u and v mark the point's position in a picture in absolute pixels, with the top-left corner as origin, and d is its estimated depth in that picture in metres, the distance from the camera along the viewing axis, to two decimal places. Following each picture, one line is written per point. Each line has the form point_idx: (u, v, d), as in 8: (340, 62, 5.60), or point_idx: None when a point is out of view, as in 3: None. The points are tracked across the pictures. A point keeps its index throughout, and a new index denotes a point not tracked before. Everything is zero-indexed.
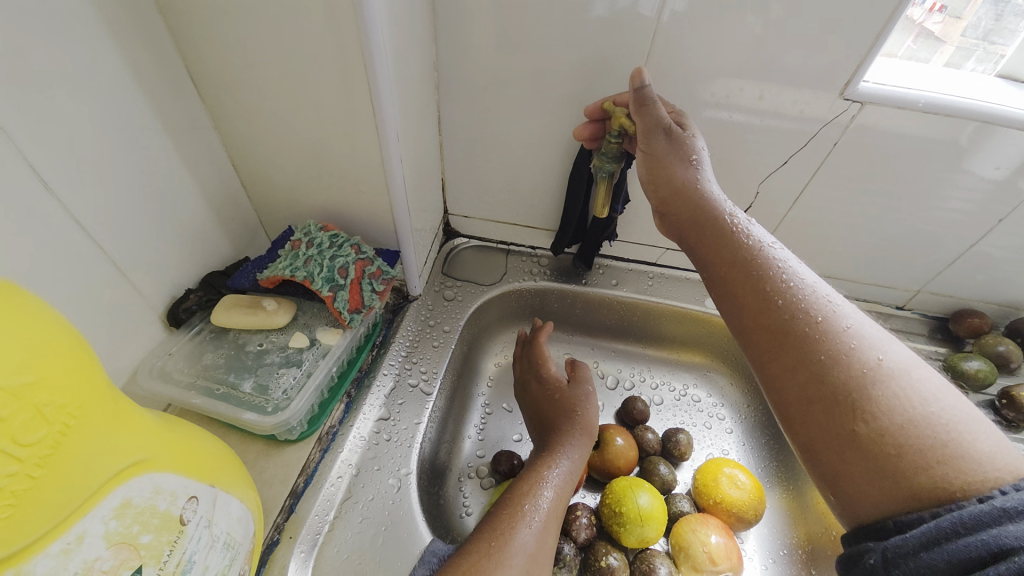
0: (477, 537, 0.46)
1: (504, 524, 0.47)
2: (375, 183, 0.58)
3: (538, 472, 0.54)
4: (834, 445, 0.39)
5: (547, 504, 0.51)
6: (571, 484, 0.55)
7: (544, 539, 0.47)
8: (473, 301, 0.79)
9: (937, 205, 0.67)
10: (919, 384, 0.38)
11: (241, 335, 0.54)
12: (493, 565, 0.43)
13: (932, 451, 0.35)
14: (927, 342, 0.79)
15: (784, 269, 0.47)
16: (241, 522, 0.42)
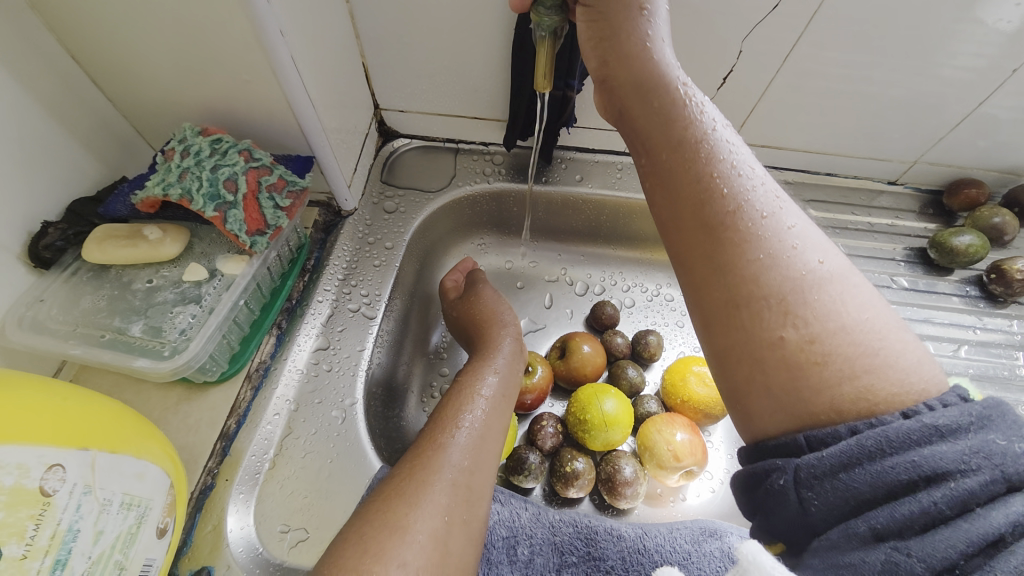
0: (402, 459, 0.44)
1: (430, 443, 0.44)
2: (255, 71, 0.46)
3: (464, 387, 0.51)
4: (751, 359, 0.34)
5: (479, 416, 0.48)
6: (504, 391, 0.52)
7: (479, 451, 0.45)
8: (418, 212, 0.69)
9: (948, 57, 0.56)
10: (851, 296, 0.34)
11: (126, 271, 0.47)
12: (416, 485, 0.40)
13: (854, 361, 0.31)
14: (916, 219, 0.72)
15: (729, 152, 0.38)
16: (147, 477, 0.39)
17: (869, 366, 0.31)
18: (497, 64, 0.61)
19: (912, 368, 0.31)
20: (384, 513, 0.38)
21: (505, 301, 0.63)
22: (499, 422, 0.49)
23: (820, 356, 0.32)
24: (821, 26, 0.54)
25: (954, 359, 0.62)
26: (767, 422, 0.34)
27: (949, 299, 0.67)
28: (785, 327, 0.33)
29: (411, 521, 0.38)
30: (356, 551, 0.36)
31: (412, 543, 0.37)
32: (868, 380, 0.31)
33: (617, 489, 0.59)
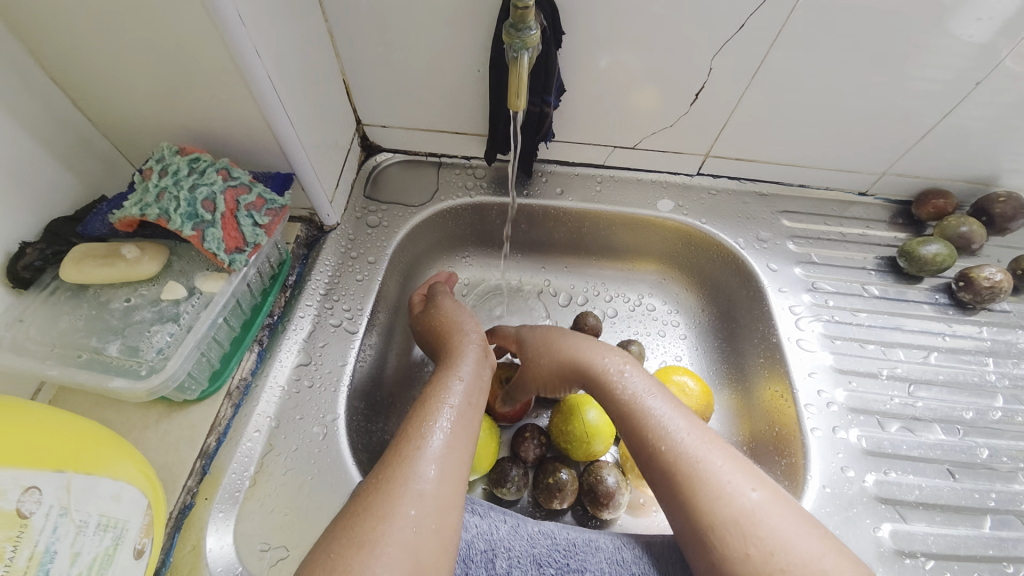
0: (372, 471, 0.44)
1: (398, 456, 0.44)
2: (234, 92, 0.47)
3: (431, 396, 0.50)
4: (720, 541, 0.40)
5: (447, 425, 0.47)
6: (472, 398, 0.52)
7: (451, 461, 0.45)
8: (401, 226, 0.70)
9: (910, 73, 0.58)
10: (750, 478, 0.42)
11: (104, 291, 0.47)
12: (385, 500, 0.41)
13: (784, 530, 0.40)
14: (887, 229, 0.74)
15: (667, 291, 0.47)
16: (124, 498, 0.39)
17: (793, 537, 0.39)
18: (476, 81, 0.63)
19: (822, 537, 0.40)
20: (355, 529, 0.39)
21: (466, 311, 0.63)
22: (468, 429, 0.49)
23: (783, 563, 0.38)
24: (787, 45, 0.56)
25: (924, 366, 0.64)
26: (724, 522, 0.41)
27: (920, 307, 0.69)
28: (731, 503, 0.41)
29: (381, 536, 0.39)
30: (324, 568, 0.37)
31: (383, 558, 0.38)
32: (799, 554, 0.38)
33: (599, 499, 0.59)
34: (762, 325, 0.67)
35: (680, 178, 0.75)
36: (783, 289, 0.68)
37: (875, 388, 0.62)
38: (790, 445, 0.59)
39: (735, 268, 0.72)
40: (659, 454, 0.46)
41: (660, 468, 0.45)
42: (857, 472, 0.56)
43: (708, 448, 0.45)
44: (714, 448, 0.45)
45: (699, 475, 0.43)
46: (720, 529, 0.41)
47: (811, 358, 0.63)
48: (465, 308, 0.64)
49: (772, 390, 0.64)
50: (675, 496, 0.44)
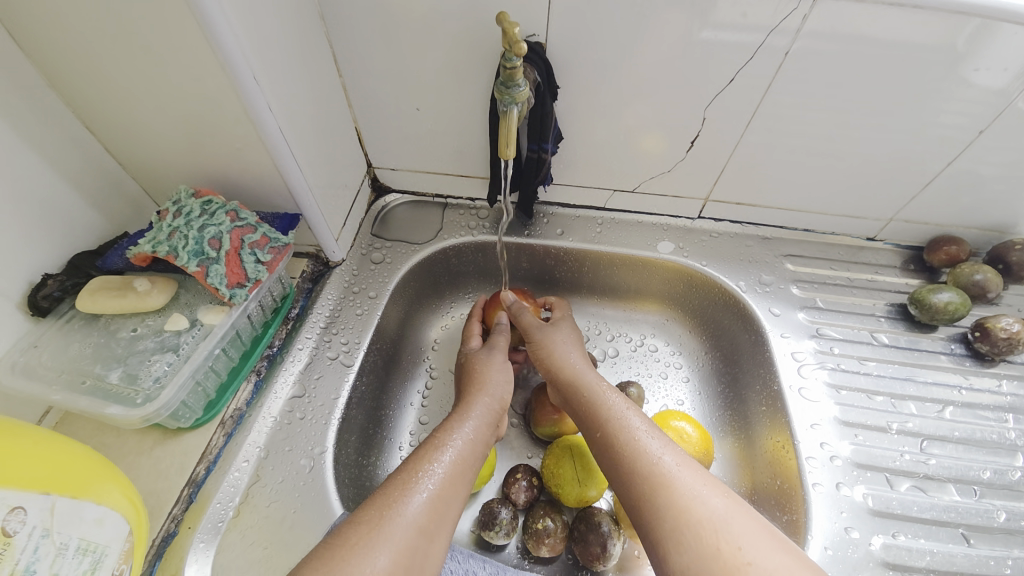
0: (362, 509, 0.45)
1: (392, 498, 0.45)
2: (248, 141, 0.51)
3: (437, 443, 0.52)
4: (692, 537, 0.43)
5: (444, 474, 0.49)
6: (473, 451, 0.53)
7: (439, 511, 0.46)
8: (404, 263, 0.72)
9: (910, 120, 0.58)
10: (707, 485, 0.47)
11: (114, 320, 0.50)
12: (374, 539, 0.42)
13: (749, 533, 0.43)
14: (898, 274, 0.73)
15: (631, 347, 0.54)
16: (106, 522, 0.40)
17: (756, 541, 0.43)
18: (478, 128, 0.66)
19: (785, 546, 0.43)
20: (338, 562, 0.39)
21: (506, 367, 0.63)
22: (462, 482, 0.50)
23: (750, 558, 0.41)
24: (777, 97, 0.58)
25: (940, 422, 0.60)
26: (697, 519, 0.44)
27: (936, 357, 0.66)
28: (703, 505, 0.45)
29: (362, 574, 0.39)
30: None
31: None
32: (766, 558, 0.41)
33: (589, 549, 0.57)
34: (765, 371, 0.65)
35: (681, 222, 0.77)
36: (786, 334, 0.66)
37: (885, 444, 0.58)
38: (792, 499, 0.56)
39: (737, 311, 0.71)
40: (636, 465, 0.50)
41: (635, 480, 0.49)
42: (862, 534, 0.52)
43: (683, 464, 0.49)
44: (689, 465, 0.49)
45: (671, 482, 0.47)
46: (690, 529, 0.44)
47: (815, 408, 0.60)
48: (500, 360, 0.64)
49: (775, 441, 0.61)
50: (648, 502, 0.47)
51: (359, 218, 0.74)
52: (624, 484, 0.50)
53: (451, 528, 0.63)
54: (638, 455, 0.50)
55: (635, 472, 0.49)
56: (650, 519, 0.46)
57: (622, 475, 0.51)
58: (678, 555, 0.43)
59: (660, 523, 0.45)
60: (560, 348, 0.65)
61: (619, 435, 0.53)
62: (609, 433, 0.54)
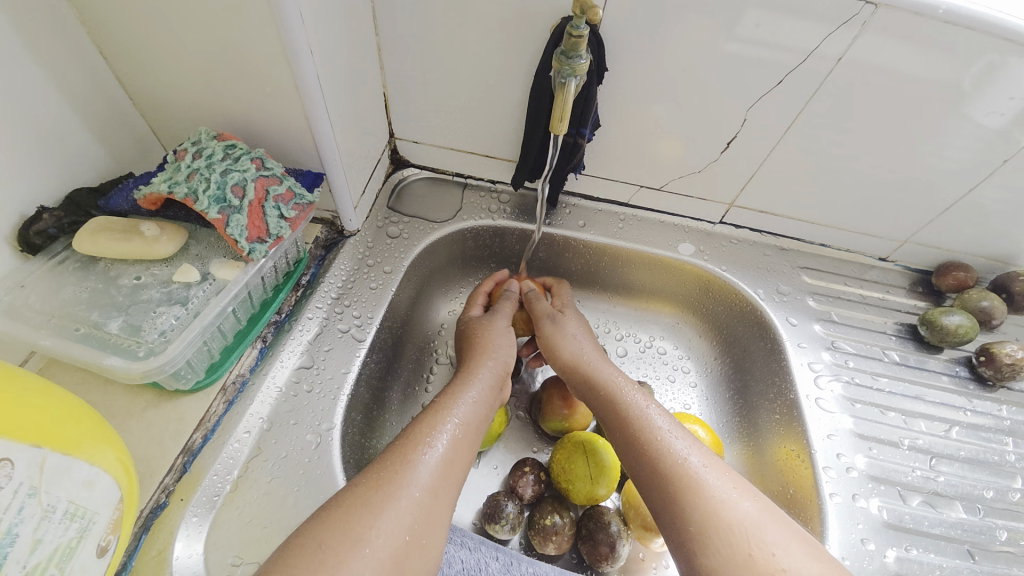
0: (368, 469, 0.44)
1: (398, 458, 0.45)
2: (278, 85, 0.47)
3: (442, 406, 0.51)
4: (723, 542, 0.42)
5: (450, 436, 0.48)
6: (478, 415, 0.53)
7: (447, 474, 0.46)
8: (421, 240, 0.69)
9: (927, 152, 0.59)
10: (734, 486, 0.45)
11: (115, 266, 0.45)
12: (382, 498, 0.41)
13: (781, 538, 0.42)
14: (907, 296, 0.73)
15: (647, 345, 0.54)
16: (97, 487, 0.36)
17: (789, 548, 0.41)
18: (513, 107, 0.63)
19: (816, 554, 0.42)
20: (348, 523, 0.39)
21: (508, 333, 0.64)
22: (467, 446, 0.49)
23: (784, 565, 0.40)
24: (823, 107, 0.57)
25: (946, 440, 0.62)
26: (728, 524, 0.42)
27: (939, 377, 0.67)
28: (734, 509, 0.43)
29: (373, 535, 0.39)
30: (313, 559, 0.37)
31: (369, 558, 0.38)
32: (800, 566, 0.40)
33: (598, 549, 0.56)
34: (780, 380, 0.65)
35: (703, 225, 0.75)
36: (802, 344, 0.67)
37: (896, 459, 0.59)
38: (806, 510, 0.56)
39: (753, 319, 0.70)
40: (660, 463, 0.48)
41: (661, 478, 0.47)
42: (877, 545, 0.53)
43: (710, 463, 0.47)
44: (716, 465, 0.47)
45: (699, 484, 0.45)
46: (721, 533, 0.42)
47: (831, 419, 0.61)
48: (501, 324, 0.65)
49: (786, 448, 0.62)
50: (676, 504, 0.45)
51: (376, 188, 0.70)
52: (647, 482, 0.48)
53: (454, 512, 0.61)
54: (664, 453, 0.48)
55: (659, 470, 0.47)
56: (676, 520, 0.44)
57: (645, 473, 0.48)
58: (706, 559, 0.42)
59: (688, 525, 0.43)
60: (567, 342, 0.62)
61: (642, 431, 0.51)
62: (631, 430, 0.51)
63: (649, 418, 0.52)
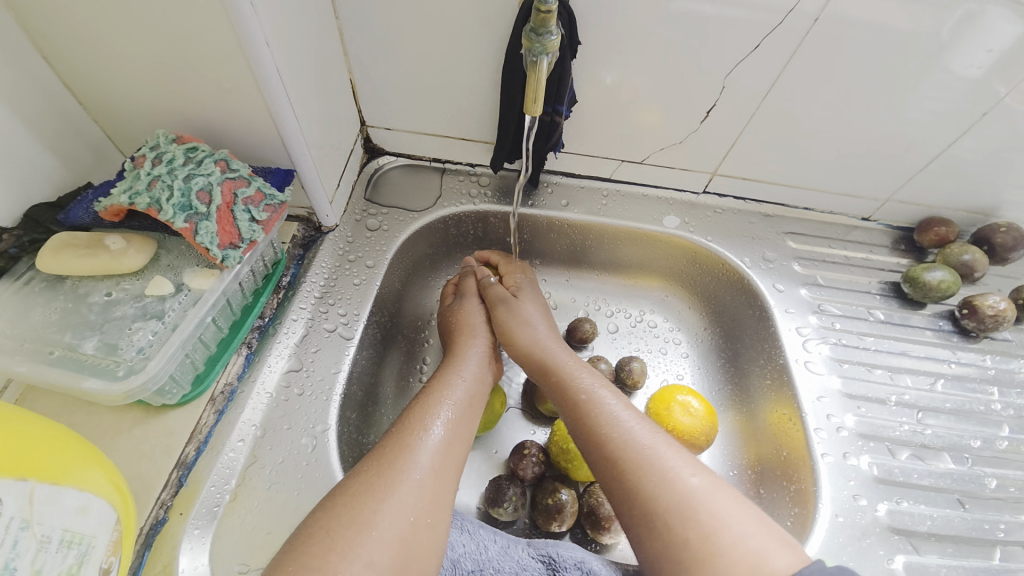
0: (369, 455, 0.45)
1: (396, 443, 0.45)
2: (238, 80, 0.45)
3: (435, 389, 0.52)
4: (664, 521, 0.43)
5: (445, 418, 0.48)
6: (472, 395, 0.53)
7: (448, 453, 0.46)
8: (402, 230, 0.67)
9: (908, 107, 0.58)
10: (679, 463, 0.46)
11: (83, 283, 0.43)
12: (384, 483, 0.42)
13: (724, 510, 0.42)
14: (889, 254, 0.74)
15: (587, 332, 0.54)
16: (92, 511, 0.35)
17: (730, 523, 0.41)
18: (487, 87, 0.61)
19: (759, 527, 0.41)
20: (352, 509, 0.40)
21: (483, 312, 0.64)
22: (467, 425, 0.50)
23: (717, 543, 0.40)
24: (802, 69, 0.56)
25: (932, 394, 0.63)
26: (665, 505, 0.43)
27: (923, 332, 0.68)
28: (674, 491, 0.43)
29: (379, 518, 0.40)
30: (322, 548, 0.38)
31: (376, 541, 0.39)
32: (736, 541, 0.40)
33: (602, 523, 0.56)
34: (770, 346, 0.66)
35: (687, 196, 0.74)
36: (790, 309, 0.67)
37: (884, 415, 0.61)
38: (799, 471, 0.58)
39: (741, 288, 0.71)
40: (607, 446, 0.48)
41: (606, 461, 0.48)
42: (869, 500, 0.55)
43: (652, 446, 0.47)
44: (659, 445, 0.47)
45: (641, 466, 0.46)
46: (659, 514, 0.43)
47: (820, 381, 0.62)
48: (473, 304, 0.64)
49: (778, 412, 0.63)
50: (621, 485, 0.46)
51: (352, 181, 0.68)
52: (597, 466, 0.49)
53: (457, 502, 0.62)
54: (610, 439, 0.48)
55: (607, 455, 0.48)
56: (624, 502, 0.46)
57: (594, 458, 0.49)
58: (649, 539, 0.43)
59: (635, 504, 0.45)
60: (517, 323, 0.61)
61: (591, 417, 0.51)
62: (581, 417, 0.51)
63: (599, 402, 0.51)
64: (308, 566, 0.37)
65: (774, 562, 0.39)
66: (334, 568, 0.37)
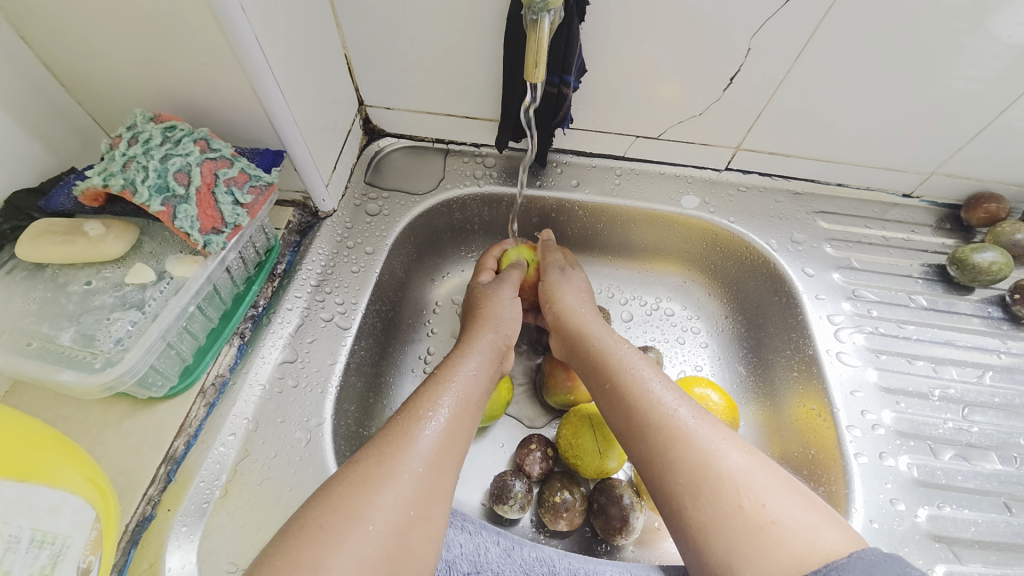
0: (368, 444, 0.42)
1: (397, 432, 0.42)
2: (215, 52, 0.42)
3: (441, 378, 0.49)
4: (709, 503, 0.40)
5: (449, 406, 0.45)
6: (479, 386, 0.50)
7: (448, 443, 0.43)
8: (402, 215, 0.64)
9: (954, 72, 0.52)
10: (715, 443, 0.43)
11: (63, 271, 0.42)
12: (383, 474, 0.39)
13: (768, 492, 0.40)
14: (933, 234, 0.67)
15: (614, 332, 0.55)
16: (65, 510, 0.34)
17: (780, 498, 0.39)
18: (488, 58, 0.56)
19: (808, 501, 0.40)
20: (346, 500, 0.37)
21: (514, 305, 0.60)
22: (470, 416, 0.47)
23: (774, 515, 0.38)
24: (838, 27, 0.49)
25: (979, 387, 0.58)
26: (717, 474, 0.41)
27: (969, 320, 0.62)
28: (723, 460, 0.41)
29: (375, 510, 0.37)
30: (312, 542, 0.35)
31: (371, 535, 0.36)
32: (790, 516, 0.38)
33: (612, 523, 0.53)
34: (797, 335, 0.61)
35: (707, 173, 0.69)
36: (821, 296, 0.62)
37: (925, 411, 0.56)
38: (829, 471, 0.54)
39: (766, 273, 0.65)
40: (649, 415, 0.46)
41: (646, 430, 0.46)
42: (908, 505, 0.50)
43: (700, 416, 0.45)
44: (699, 421, 0.45)
45: (688, 436, 0.43)
46: (703, 498, 0.41)
47: (853, 373, 0.57)
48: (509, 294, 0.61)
49: (805, 406, 0.59)
50: (658, 470, 0.44)
51: (350, 163, 0.65)
52: (631, 439, 0.47)
53: (461, 498, 0.59)
54: (652, 408, 0.46)
55: (647, 425, 0.46)
56: (663, 474, 0.43)
57: (632, 428, 0.47)
58: (695, 509, 0.41)
59: (672, 489, 0.42)
60: (571, 295, 0.60)
61: (630, 387, 0.49)
62: (620, 385, 0.49)
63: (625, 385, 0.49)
64: (296, 561, 0.34)
65: (828, 538, 0.37)
66: (323, 563, 0.34)
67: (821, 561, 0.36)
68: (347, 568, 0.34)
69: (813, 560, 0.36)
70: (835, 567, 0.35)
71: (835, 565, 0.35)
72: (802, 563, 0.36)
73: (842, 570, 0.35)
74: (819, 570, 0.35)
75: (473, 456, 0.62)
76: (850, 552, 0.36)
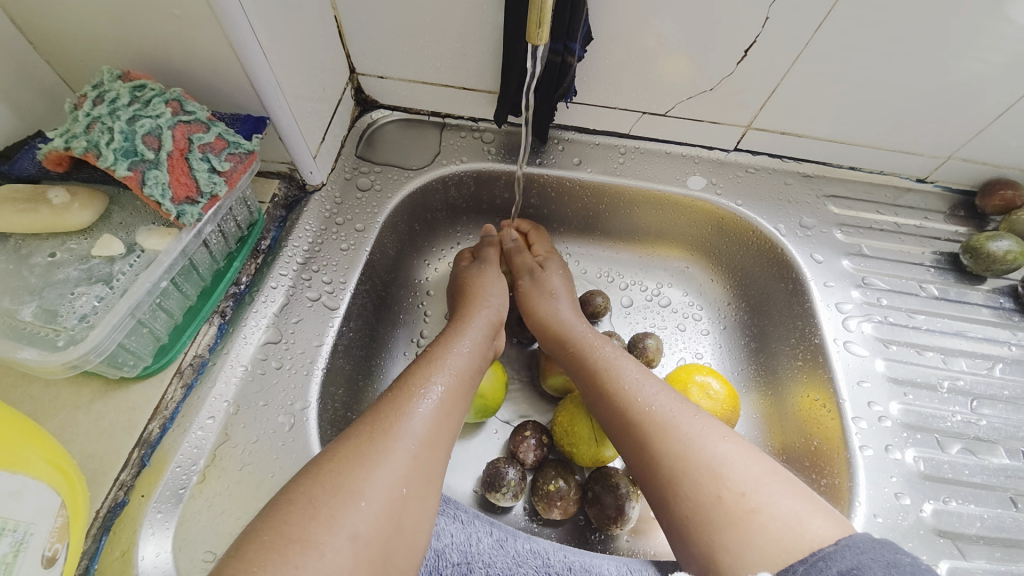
0: (360, 420, 0.40)
1: (391, 409, 0.40)
2: (187, 4, 0.38)
3: (436, 356, 0.46)
4: (694, 486, 0.39)
5: (443, 385, 0.43)
6: (475, 367, 0.48)
7: (443, 424, 0.41)
8: (395, 191, 0.61)
9: (977, 53, 0.49)
10: (704, 429, 0.42)
11: (25, 241, 0.39)
12: (377, 452, 0.37)
13: (758, 477, 0.38)
14: (946, 221, 0.64)
15: (598, 337, 0.54)
16: (28, 496, 0.31)
17: (764, 485, 0.38)
18: (486, 24, 0.52)
19: (793, 487, 0.38)
20: (339, 476, 0.35)
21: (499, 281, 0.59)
22: (464, 396, 0.45)
23: (756, 502, 0.37)
24: None
25: (988, 379, 0.56)
26: (704, 460, 0.40)
27: (979, 310, 0.60)
28: (704, 450, 0.40)
29: (367, 488, 0.35)
30: (304, 517, 0.33)
31: (364, 513, 0.34)
32: (772, 502, 0.37)
33: (610, 515, 0.51)
34: (803, 324, 0.59)
35: (715, 153, 0.65)
36: (829, 283, 0.60)
37: (933, 404, 0.54)
38: (832, 464, 0.52)
39: (773, 260, 0.63)
40: (632, 406, 0.45)
41: (628, 426, 0.45)
42: (913, 500, 0.49)
43: (679, 405, 0.44)
44: (685, 407, 0.44)
45: (669, 427, 0.42)
46: (693, 483, 0.39)
47: (860, 363, 0.55)
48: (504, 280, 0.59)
49: (809, 397, 0.57)
50: (648, 452, 0.42)
51: (341, 135, 0.61)
52: (620, 427, 0.46)
53: (452, 484, 0.57)
54: (630, 402, 0.45)
55: (629, 421, 0.45)
56: (649, 464, 0.42)
57: (618, 420, 0.46)
58: (677, 503, 0.39)
59: (659, 472, 0.41)
60: (544, 302, 0.59)
61: (610, 381, 0.48)
62: (604, 376, 0.49)
63: (615, 370, 0.49)
64: (289, 537, 0.32)
65: (812, 525, 0.35)
66: (315, 540, 0.32)
67: (805, 549, 0.34)
68: (341, 547, 0.32)
69: (797, 548, 0.34)
70: (822, 556, 0.33)
71: (821, 554, 0.33)
72: (783, 553, 0.34)
73: (830, 559, 0.33)
74: (806, 560, 0.33)
75: (465, 441, 0.60)
76: (837, 539, 0.34)
